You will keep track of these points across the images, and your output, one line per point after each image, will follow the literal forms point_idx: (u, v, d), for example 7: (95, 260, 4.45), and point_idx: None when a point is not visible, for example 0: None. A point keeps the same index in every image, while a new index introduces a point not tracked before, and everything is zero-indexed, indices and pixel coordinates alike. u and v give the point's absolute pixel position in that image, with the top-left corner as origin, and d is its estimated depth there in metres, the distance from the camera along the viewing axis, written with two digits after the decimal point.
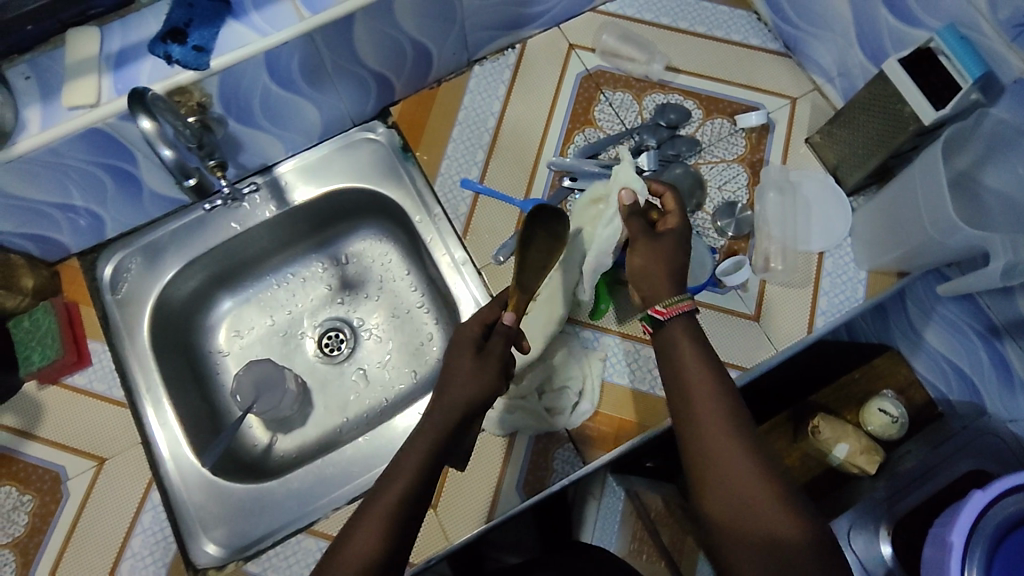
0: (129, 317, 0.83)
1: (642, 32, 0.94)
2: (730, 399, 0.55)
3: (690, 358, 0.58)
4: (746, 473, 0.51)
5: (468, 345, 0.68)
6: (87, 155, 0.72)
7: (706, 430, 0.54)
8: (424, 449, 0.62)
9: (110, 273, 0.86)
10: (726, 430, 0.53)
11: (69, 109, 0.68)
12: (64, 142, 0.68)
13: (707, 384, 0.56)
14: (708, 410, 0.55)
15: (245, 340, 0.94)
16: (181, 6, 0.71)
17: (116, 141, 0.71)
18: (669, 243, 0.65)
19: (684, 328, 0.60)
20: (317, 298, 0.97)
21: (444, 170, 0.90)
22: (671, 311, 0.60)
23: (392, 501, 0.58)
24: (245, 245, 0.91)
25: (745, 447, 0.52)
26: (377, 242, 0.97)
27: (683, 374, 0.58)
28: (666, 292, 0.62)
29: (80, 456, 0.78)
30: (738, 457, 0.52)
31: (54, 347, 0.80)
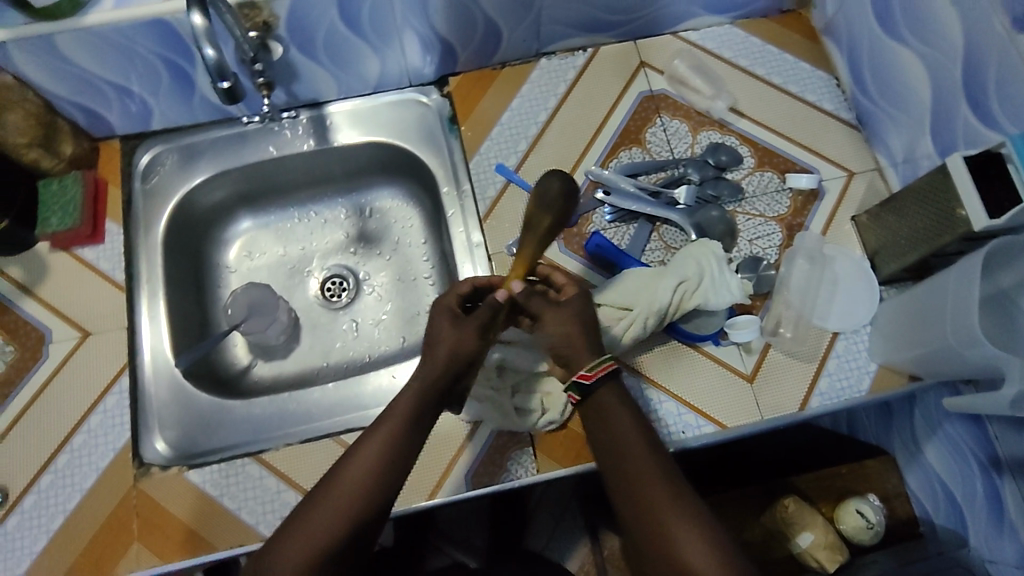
0: (151, 209, 0.86)
1: (716, 68, 0.93)
2: (666, 463, 0.56)
3: (623, 427, 0.57)
4: (686, 531, 0.52)
5: (443, 312, 0.66)
6: (154, 46, 0.76)
7: (647, 497, 0.54)
8: (391, 425, 0.59)
9: (146, 163, 0.88)
10: (658, 489, 0.54)
11: None
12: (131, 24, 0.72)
13: (643, 460, 0.55)
14: (649, 481, 0.54)
15: (254, 263, 0.95)
16: None
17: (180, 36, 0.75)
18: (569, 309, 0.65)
19: (612, 391, 0.60)
20: (332, 242, 0.98)
21: (484, 150, 0.90)
22: (596, 375, 0.59)
23: (352, 488, 0.56)
24: (280, 171, 0.92)
25: (677, 499, 0.53)
26: (403, 204, 0.98)
27: (616, 442, 0.57)
28: (585, 356, 0.62)
29: (68, 324, 0.79)
30: (676, 517, 0.52)
31: (73, 216, 0.82)
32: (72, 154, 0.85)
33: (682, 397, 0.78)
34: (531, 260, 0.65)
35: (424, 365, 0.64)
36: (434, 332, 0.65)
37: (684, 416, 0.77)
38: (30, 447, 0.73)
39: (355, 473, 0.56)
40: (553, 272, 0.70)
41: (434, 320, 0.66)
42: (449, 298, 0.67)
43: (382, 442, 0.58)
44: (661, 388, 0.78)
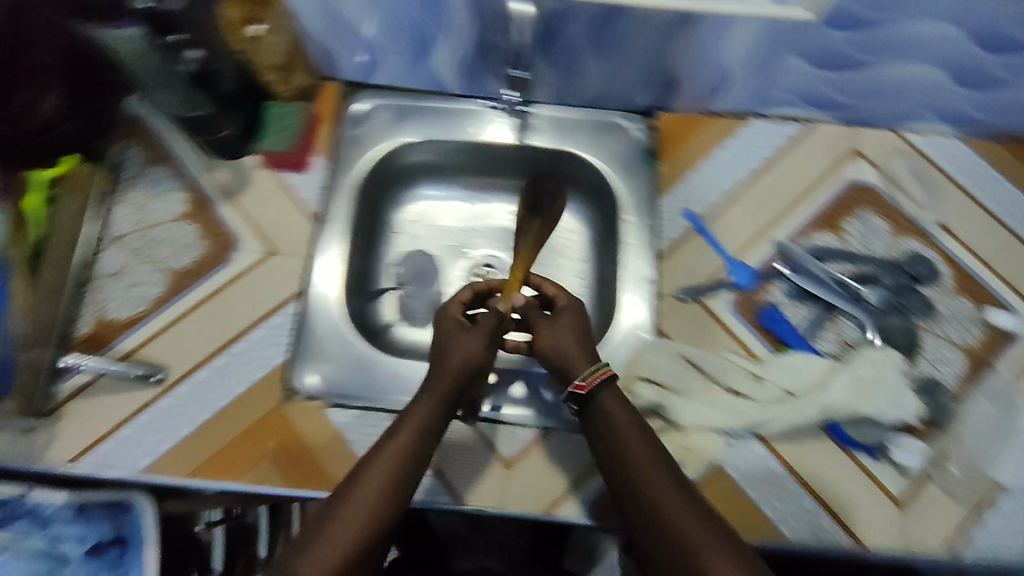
0: (354, 155, 0.90)
1: (934, 177, 0.89)
2: (674, 472, 0.60)
3: (632, 438, 0.62)
4: (704, 534, 0.54)
5: (458, 326, 0.70)
6: (416, 12, 0.78)
7: (662, 501, 0.57)
8: (424, 409, 0.64)
9: (359, 110, 0.91)
10: (665, 488, 0.58)
11: None
12: None
13: (650, 466, 0.60)
14: (655, 484, 0.58)
15: (422, 230, 0.98)
16: None
17: (445, 8, 0.77)
18: (568, 319, 0.72)
19: (614, 394, 0.65)
20: (496, 232, 0.99)
21: (675, 192, 0.87)
22: (591, 381, 0.65)
23: (394, 462, 0.60)
24: (474, 154, 0.95)
25: (685, 500, 0.57)
26: (573, 217, 0.98)
27: (622, 449, 0.61)
28: (586, 364, 0.67)
29: (258, 238, 0.84)
30: (693, 521, 0.55)
31: (289, 145, 0.87)
32: (298, 86, 0.87)
33: (823, 500, 0.72)
34: (525, 264, 0.80)
35: (435, 373, 0.67)
36: (451, 339, 0.69)
37: (822, 520, 0.72)
38: (197, 339, 0.78)
39: (392, 450, 0.61)
40: (545, 283, 0.78)
41: (445, 328, 0.71)
42: (452, 308, 0.73)
43: (416, 425, 0.63)
44: (804, 484, 0.73)
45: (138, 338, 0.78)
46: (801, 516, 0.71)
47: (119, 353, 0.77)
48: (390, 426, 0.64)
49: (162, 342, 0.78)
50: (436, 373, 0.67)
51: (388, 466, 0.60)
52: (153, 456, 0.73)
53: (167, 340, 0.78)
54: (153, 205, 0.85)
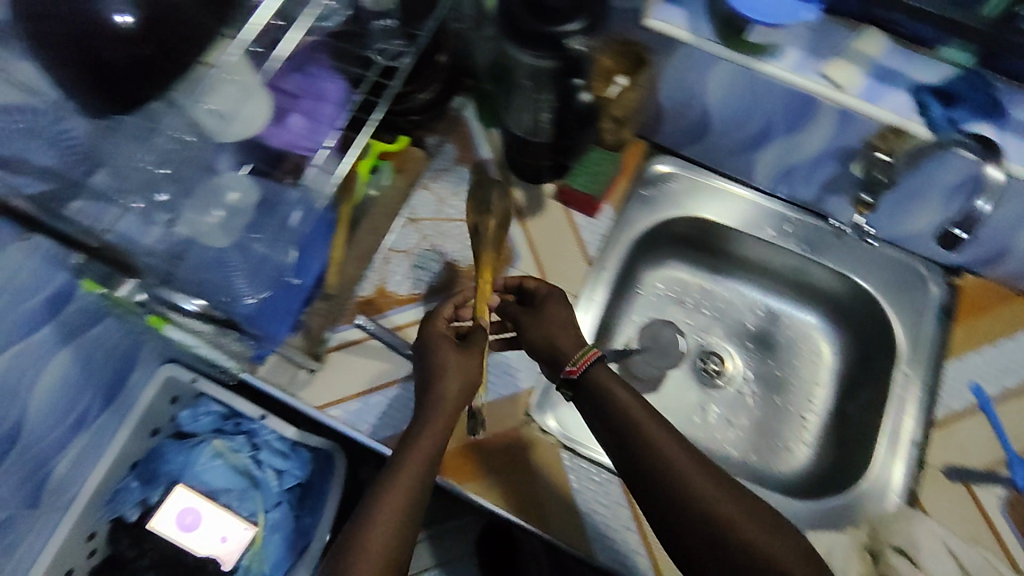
0: (639, 213, 0.92)
1: None
2: (677, 437, 0.65)
3: (620, 392, 0.68)
4: (717, 491, 0.61)
5: (446, 342, 0.69)
6: (777, 111, 0.77)
7: (674, 462, 0.63)
8: (441, 420, 0.65)
9: (656, 173, 0.93)
10: (680, 453, 0.63)
11: (817, 74, 0.72)
12: (786, 90, 0.73)
13: (648, 419, 0.66)
14: (653, 427, 0.65)
15: (662, 298, 0.97)
16: (973, 80, 0.69)
17: (811, 117, 0.75)
18: (555, 318, 0.74)
19: (605, 372, 0.70)
20: (733, 324, 0.97)
21: (965, 361, 0.81)
22: (581, 364, 0.70)
23: (412, 478, 0.61)
24: (748, 248, 0.94)
25: (696, 461, 0.63)
26: (822, 339, 0.94)
27: (623, 407, 0.67)
28: (571, 349, 0.71)
29: (534, 264, 0.88)
30: (702, 473, 0.62)
31: (595, 189, 0.87)
32: (621, 138, 0.88)
33: None
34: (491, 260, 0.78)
35: (425, 407, 0.66)
36: (432, 349, 0.69)
37: None
38: None
39: (419, 453, 0.63)
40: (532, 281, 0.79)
41: (438, 352, 0.69)
42: (435, 330, 0.71)
43: (426, 444, 0.64)
44: None
45: (408, 318, 0.83)
46: None
47: (389, 326, 0.82)
48: (404, 440, 0.65)
49: None
50: (431, 396, 0.66)
51: (405, 481, 0.61)
52: (395, 431, 0.76)
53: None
54: (452, 202, 0.90)
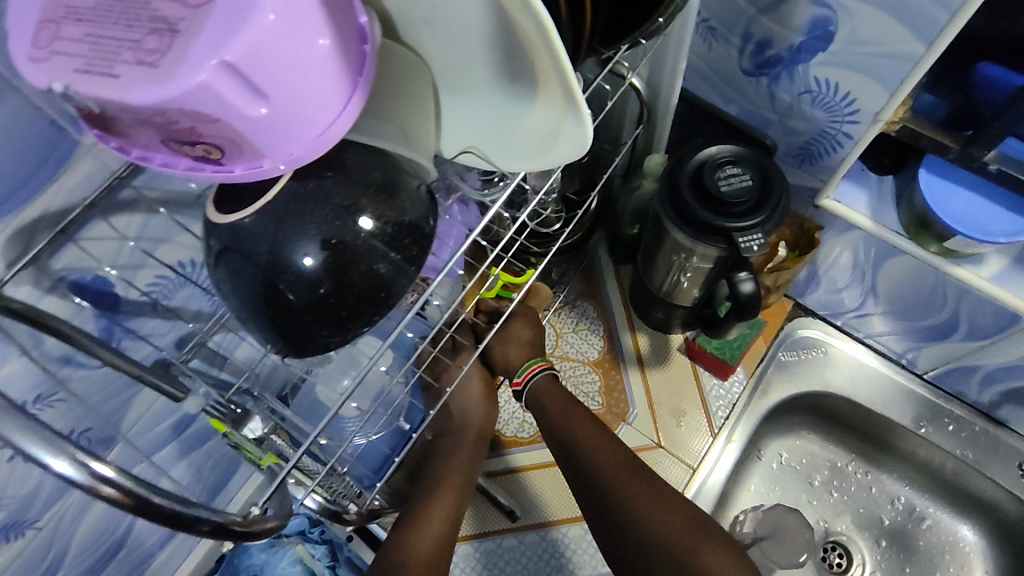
0: (774, 382, 0.83)
1: None
2: (603, 434, 0.69)
3: (559, 398, 0.71)
4: (646, 496, 0.64)
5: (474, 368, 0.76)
6: (965, 313, 0.67)
7: (608, 470, 0.66)
8: (468, 446, 0.70)
9: (798, 337, 0.85)
10: (614, 457, 0.67)
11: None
12: (985, 300, 0.63)
13: (583, 421, 0.69)
14: (590, 439, 0.68)
15: (782, 467, 0.86)
16: None
17: (1012, 330, 0.65)
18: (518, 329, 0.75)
19: (547, 384, 0.72)
20: (868, 515, 0.84)
21: None
22: (523, 378, 0.72)
23: (451, 490, 0.65)
24: (896, 436, 0.83)
25: (626, 463, 0.66)
26: (975, 555, 0.81)
27: (563, 422, 0.69)
28: (521, 361, 0.74)
29: (652, 423, 0.82)
30: (631, 476, 0.65)
31: (733, 356, 0.80)
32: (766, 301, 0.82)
33: None
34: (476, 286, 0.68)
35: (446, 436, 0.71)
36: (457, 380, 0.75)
37: None
38: (557, 494, 0.80)
39: (455, 474, 0.67)
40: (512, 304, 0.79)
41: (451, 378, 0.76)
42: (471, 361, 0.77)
43: (462, 463, 0.68)
44: None
45: (531, 459, 0.82)
46: None
47: (514, 465, 0.82)
48: (431, 463, 0.68)
49: (525, 478, 0.81)
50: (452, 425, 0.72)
51: (448, 495, 0.64)
52: None
53: (553, 475, 0.81)
54: (571, 337, 0.86)
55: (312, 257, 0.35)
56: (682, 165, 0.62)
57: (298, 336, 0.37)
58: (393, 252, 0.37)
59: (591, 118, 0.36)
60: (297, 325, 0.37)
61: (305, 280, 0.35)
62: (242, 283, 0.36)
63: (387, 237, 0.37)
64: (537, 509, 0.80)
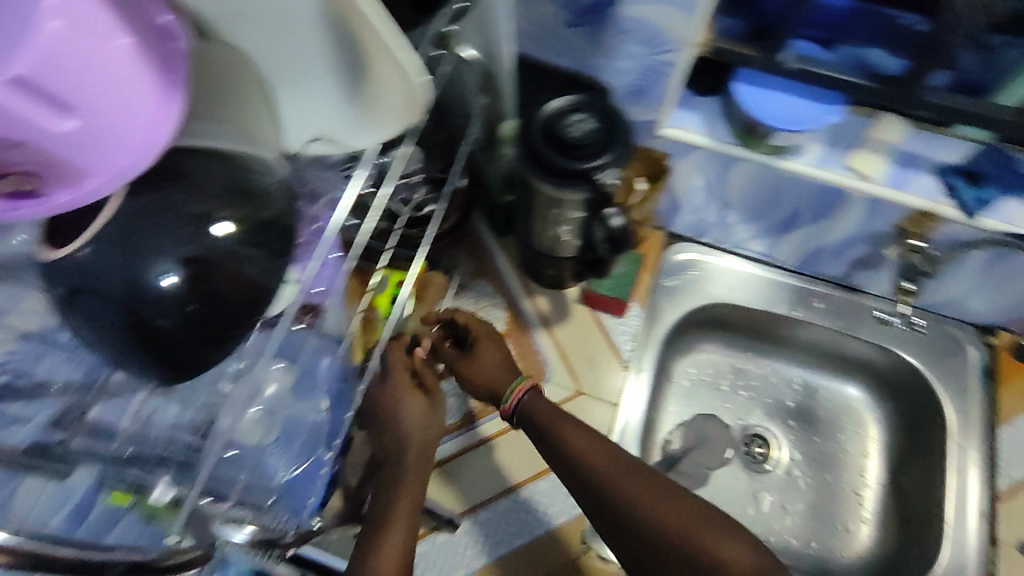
0: (669, 308, 0.89)
1: None
2: (597, 440, 0.68)
3: (552, 412, 0.70)
4: (652, 496, 0.64)
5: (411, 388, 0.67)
6: (802, 198, 0.76)
7: (613, 478, 0.65)
8: (415, 466, 0.63)
9: (678, 263, 0.92)
10: (614, 462, 0.66)
11: (842, 165, 0.71)
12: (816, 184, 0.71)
13: (578, 431, 0.69)
14: (590, 448, 0.68)
15: (695, 385, 0.93)
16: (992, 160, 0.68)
17: (841, 205, 0.74)
18: (485, 345, 0.75)
19: (536, 394, 0.72)
20: (775, 405, 0.93)
21: (1015, 425, 0.82)
22: (513, 398, 0.72)
23: (406, 523, 0.59)
24: (783, 327, 0.91)
25: (626, 463, 0.66)
26: (864, 409, 0.92)
27: (558, 435, 0.68)
28: (506, 378, 0.73)
29: (567, 374, 0.85)
30: (636, 478, 0.65)
31: (622, 291, 0.86)
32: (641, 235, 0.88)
33: None
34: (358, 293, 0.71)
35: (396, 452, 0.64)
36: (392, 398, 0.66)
37: None
38: (497, 468, 0.81)
39: (404, 499, 0.61)
40: (444, 314, 0.76)
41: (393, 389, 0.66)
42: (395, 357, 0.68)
43: (414, 488, 0.62)
44: None
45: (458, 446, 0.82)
46: None
47: (481, 437, 0.82)
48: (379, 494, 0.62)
49: (460, 464, 0.81)
50: (392, 438, 0.65)
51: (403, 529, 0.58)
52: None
53: (483, 453, 0.82)
54: None
55: (172, 273, 0.33)
56: (537, 122, 0.64)
57: (178, 358, 0.35)
58: (259, 251, 0.36)
59: (429, 102, 0.39)
60: (173, 347, 0.35)
61: (170, 299, 0.34)
62: (102, 320, 0.33)
63: (250, 239, 0.35)
64: (476, 491, 0.80)
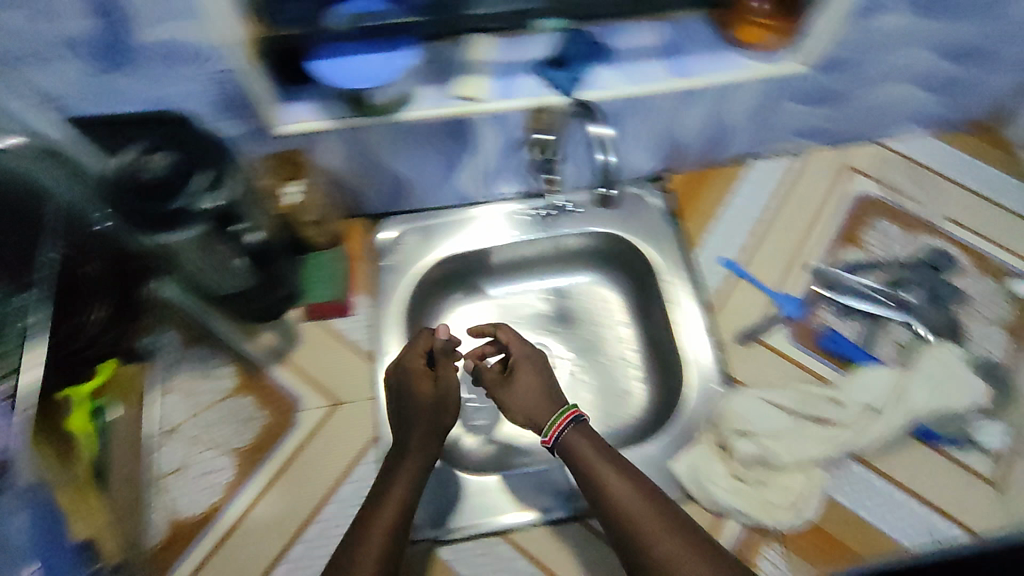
0: (392, 284, 0.88)
1: (925, 177, 0.97)
2: (642, 485, 0.64)
3: (623, 488, 0.63)
4: (665, 529, 0.59)
5: (420, 375, 0.75)
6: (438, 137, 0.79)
7: (633, 519, 0.60)
8: (405, 477, 0.65)
9: (388, 240, 0.91)
10: (640, 507, 0.61)
11: (451, 96, 0.75)
12: (436, 121, 0.75)
13: (618, 475, 0.64)
14: (613, 480, 0.64)
15: (461, 339, 0.97)
16: (574, 42, 0.76)
17: (471, 131, 0.79)
18: (528, 379, 0.76)
19: (578, 432, 0.69)
20: (535, 321, 0.99)
21: (707, 243, 0.93)
22: (556, 429, 0.69)
23: (392, 519, 0.61)
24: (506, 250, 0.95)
25: (675, 524, 0.60)
26: (604, 287, 1.00)
27: (587, 471, 0.66)
28: (548, 415, 0.72)
29: (317, 394, 0.81)
30: (655, 515, 0.60)
31: (332, 290, 0.85)
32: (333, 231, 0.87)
33: (927, 500, 0.77)
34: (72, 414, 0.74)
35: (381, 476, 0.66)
36: (409, 392, 0.73)
37: (926, 514, 0.76)
38: (275, 523, 0.74)
39: (396, 498, 0.63)
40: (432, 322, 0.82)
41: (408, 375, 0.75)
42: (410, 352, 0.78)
43: (401, 494, 0.63)
44: (888, 477, 0.78)
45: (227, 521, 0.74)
46: (899, 507, 0.76)
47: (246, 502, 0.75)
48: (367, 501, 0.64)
49: (236, 539, 0.73)
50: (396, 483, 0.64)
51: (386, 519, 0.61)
52: None
53: (257, 515, 0.74)
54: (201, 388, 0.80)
55: None
56: (112, 170, 0.67)
57: None
58: None
59: None
60: None
61: None
62: None
63: None
64: (261, 557, 0.72)
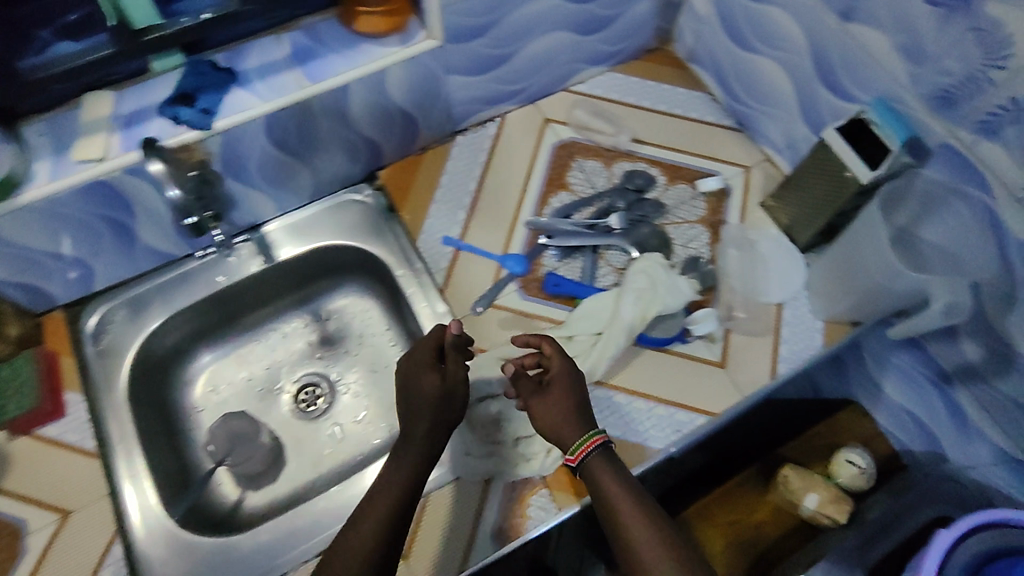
0: (108, 369, 0.83)
1: (612, 108, 1.03)
2: (649, 506, 0.61)
3: (630, 505, 0.61)
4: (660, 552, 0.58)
5: (427, 367, 0.72)
6: (84, 208, 0.75)
7: (635, 541, 0.59)
8: (378, 510, 0.63)
9: (95, 324, 0.85)
10: (642, 528, 0.59)
11: (76, 163, 0.72)
12: (67, 194, 0.71)
13: (633, 504, 0.61)
14: (624, 504, 0.61)
15: (221, 395, 0.93)
16: (191, 73, 0.76)
17: (121, 193, 0.75)
18: (556, 391, 0.70)
19: (602, 462, 0.64)
20: (296, 351, 0.97)
21: (428, 228, 0.94)
22: (580, 455, 0.65)
23: (365, 545, 0.60)
24: (236, 295, 0.92)
25: (665, 540, 0.58)
26: (359, 298, 0.99)
27: (610, 505, 0.61)
28: (574, 435, 0.67)
29: (42, 510, 0.77)
30: (653, 535, 0.59)
31: (31, 398, 0.82)
32: None
33: (671, 400, 0.83)
34: None
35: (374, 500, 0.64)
36: (414, 377, 0.72)
37: (669, 413, 0.82)
38: None
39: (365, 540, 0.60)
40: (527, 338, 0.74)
41: (419, 376, 0.71)
42: (422, 349, 0.74)
43: (370, 531, 0.61)
44: (628, 391, 0.83)
45: None
46: (643, 417, 0.82)
47: None
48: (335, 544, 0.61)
49: None
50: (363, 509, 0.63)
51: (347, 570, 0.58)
52: None
53: None
54: None
55: None
56: None
57: None
58: None
59: None
60: None
61: None
62: None
63: None
64: None
